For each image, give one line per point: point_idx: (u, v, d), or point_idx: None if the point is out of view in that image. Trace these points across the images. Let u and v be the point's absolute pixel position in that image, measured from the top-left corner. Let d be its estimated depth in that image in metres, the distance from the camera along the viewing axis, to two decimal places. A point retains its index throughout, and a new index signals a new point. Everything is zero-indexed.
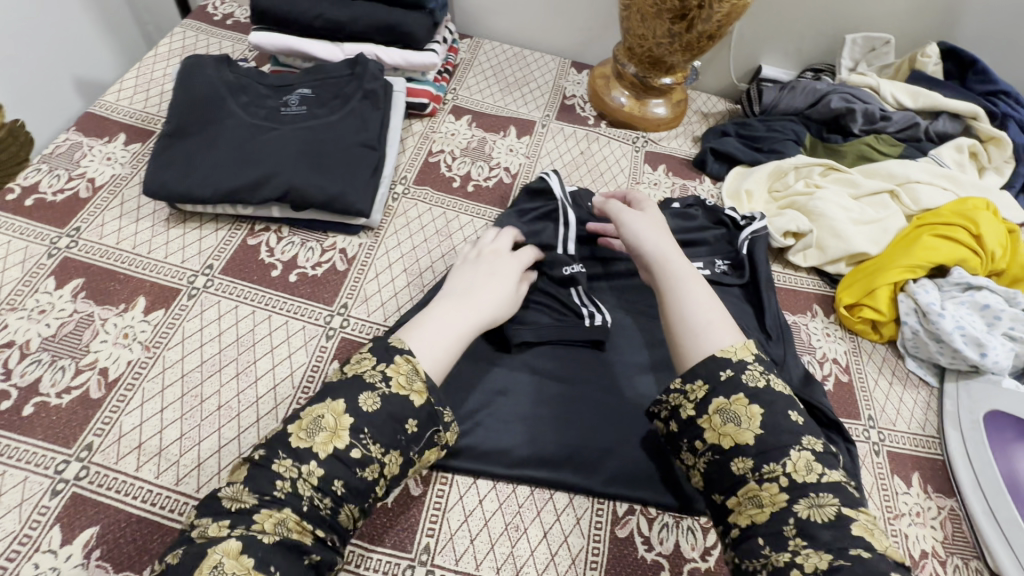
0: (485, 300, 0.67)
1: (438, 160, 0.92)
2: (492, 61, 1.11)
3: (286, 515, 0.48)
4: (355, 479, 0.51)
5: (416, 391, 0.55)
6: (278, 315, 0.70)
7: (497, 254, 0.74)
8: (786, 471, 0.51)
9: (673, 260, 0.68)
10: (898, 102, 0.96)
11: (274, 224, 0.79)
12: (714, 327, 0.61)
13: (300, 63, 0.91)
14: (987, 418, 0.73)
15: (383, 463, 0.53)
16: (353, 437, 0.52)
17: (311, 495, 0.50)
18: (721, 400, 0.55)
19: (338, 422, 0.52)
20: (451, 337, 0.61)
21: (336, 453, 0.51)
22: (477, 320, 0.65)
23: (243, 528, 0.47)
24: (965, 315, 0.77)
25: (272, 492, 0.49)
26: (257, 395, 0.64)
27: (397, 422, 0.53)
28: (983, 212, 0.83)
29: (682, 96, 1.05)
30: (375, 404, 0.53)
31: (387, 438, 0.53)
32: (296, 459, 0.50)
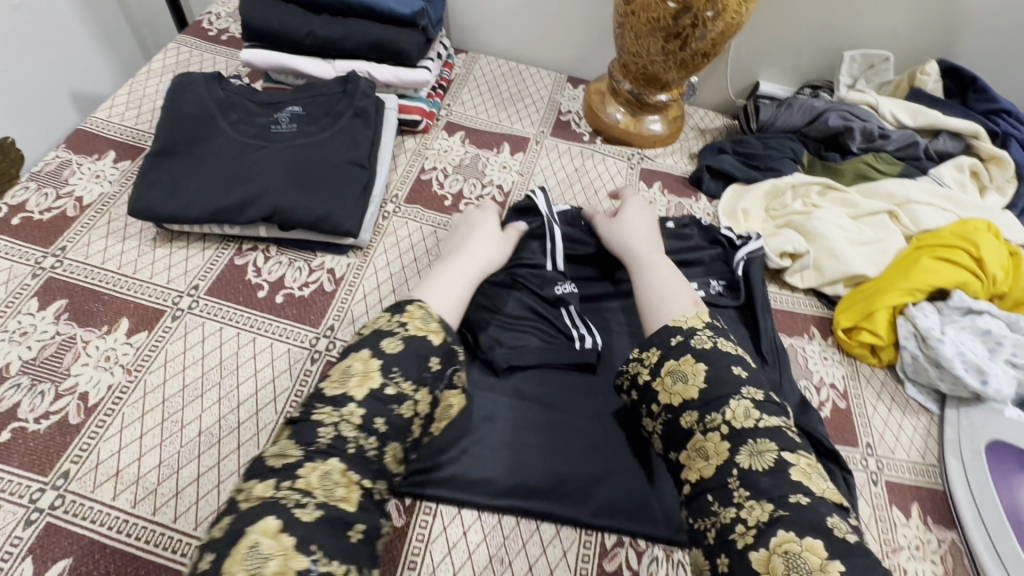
0: (475, 251, 0.74)
1: (430, 177, 0.91)
2: (487, 76, 1.10)
3: (332, 467, 0.50)
4: (395, 416, 0.54)
5: (433, 331, 0.59)
6: (263, 337, 0.69)
7: (471, 214, 0.82)
8: (726, 420, 0.55)
9: (643, 248, 0.77)
10: (898, 120, 0.94)
11: (262, 244, 0.78)
12: (673, 301, 0.68)
13: (292, 80, 0.91)
14: (989, 447, 0.71)
15: (416, 400, 0.56)
16: (385, 376, 0.55)
17: (355, 436, 0.52)
18: (671, 362, 0.60)
19: (367, 366, 0.55)
20: (457, 286, 0.69)
21: (374, 393, 0.54)
22: (472, 269, 0.72)
23: (289, 482, 0.48)
24: (966, 341, 0.75)
25: (316, 443, 0.51)
26: (239, 421, 0.63)
27: (422, 359, 0.57)
28: (985, 234, 0.81)
29: (678, 112, 1.04)
30: (398, 347, 0.57)
31: (415, 375, 0.56)
32: (335, 407, 0.53)
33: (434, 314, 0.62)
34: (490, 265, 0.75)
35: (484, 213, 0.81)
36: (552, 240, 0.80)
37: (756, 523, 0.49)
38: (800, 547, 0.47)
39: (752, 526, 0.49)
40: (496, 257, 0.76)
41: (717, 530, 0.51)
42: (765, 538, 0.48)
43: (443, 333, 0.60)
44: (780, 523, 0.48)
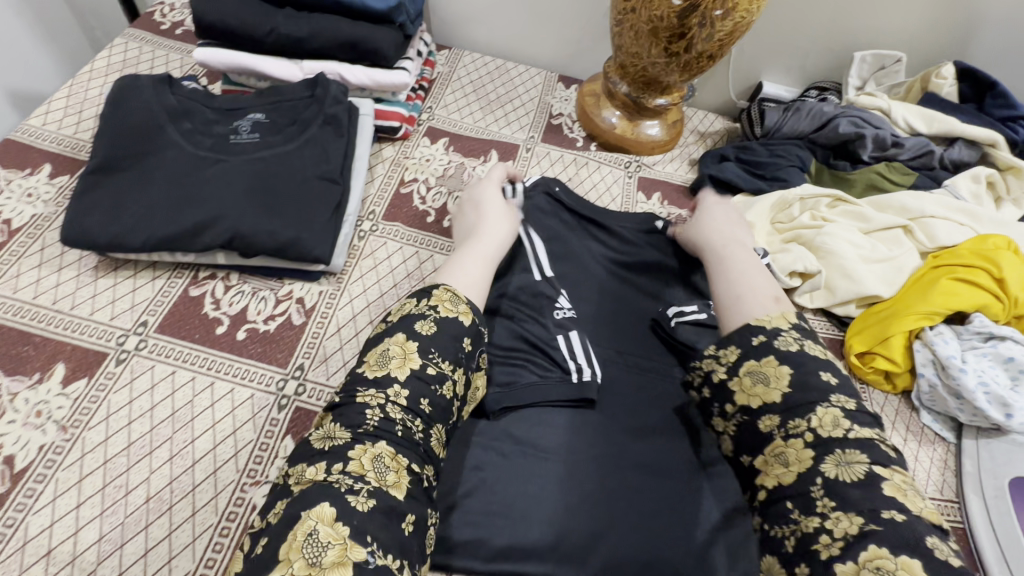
0: (490, 231, 0.73)
1: (411, 190, 0.83)
2: (471, 75, 1.02)
3: (382, 450, 0.47)
4: (437, 397, 0.51)
5: (463, 312, 0.57)
6: (223, 382, 0.62)
7: (473, 191, 0.79)
8: (812, 427, 0.48)
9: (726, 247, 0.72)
10: (910, 127, 0.89)
11: (221, 271, 0.69)
12: (751, 297, 0.62)
13: (254, 82, 0.82)
14: (1011, 484, 0.67)
15: (455, 380, 0.53)
16: (424, 357, 0.52)
17: (402, 419, 0.49)
18: (753, 362, 0.53)
19: (405, 347, 0.52)
20: (474, 264, 0.67)
21: (415, 372, 0.51)
22: (488, 247, 0.70)
23: (340, 467, 0.45)
24: (988, 370, 0.70)
25: (363, 425, 0.47)
26: (194, 483, 0.55)
27: (457, 340, 0.54)
28: (1006, 252, 0.76)
29: (677, 116, 0.97)
30: (432, 329, 0.54)
31: (452, 355, 0.53)
32: (379, 388, 0.50)
33: (463, 296, 0.59)
34: (504, 240, 0.73)
35: (487, 186, 0.78)
36: (536, 257, 0.76)
37: (843, 535, 0.42)
38: (895, 566, 0.39)
39: (839, 538, 0.43)
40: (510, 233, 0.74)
41: (797, 539, 0.45)
42: (854, 551, 0.42)
43: (472, 314, 0.57)
44: (871, 538, 0.41)
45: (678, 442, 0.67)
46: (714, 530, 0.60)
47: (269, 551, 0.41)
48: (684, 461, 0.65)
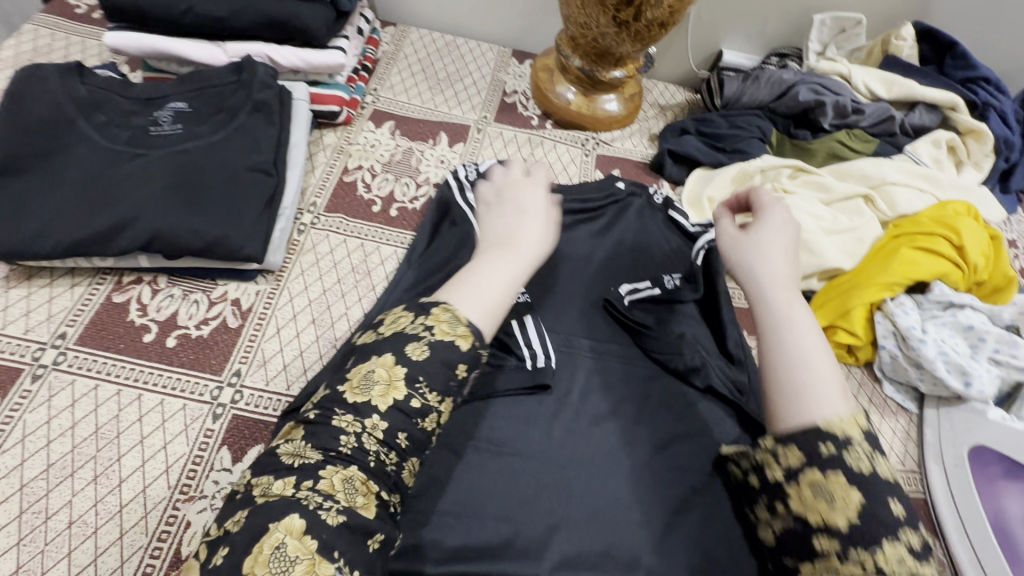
0: (525, 240, 0.56)
1: (354, 179, 0.79)
2: (419, 53, 0.97)
3: (355, 472, 0.41)
4: (417, 430, 0.44)
5: (462, 335, 0.46)
6: (151, 394, 0.58)
7: (516, 186, 0.61)
8: (877, 562, 0.39)
9: (796, 302, 0.52)
10: (871, 92, 0.86)
11: (148, 274, 0.65)
12: (826, 390, 0.46)
13: (176, 68, 0.76)
14: (971, 452, 0.66)
15: (440, 413, 0.45)
16: (410, 387, 0.44)
17: (377, 451, 0.42)
18: (816, 473, 0.42)
19: (391, 372, 0.44)
20: (503, 281, 0.51)
21: (398, 405, 0.43)
22: (522, 262, 0.54)
23: (308, 484, 0.40)
24: (947, 338, 0.69)
25: (336, 448, 0.41)
26: (121, 503, 0.52)
27: (451, 368, 0.45)
28: (965, 217, 0.75)
29: (635, 89, 0.94)
30: (424, 353, 0.45)
31: (443, 386, 0.45)
32: (356, 415, 0.42)
33: (462, 316, 0.48)
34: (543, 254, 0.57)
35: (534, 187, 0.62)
36: None
37: None
38: None
39: None
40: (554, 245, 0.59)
41: None
42: None
43: (473, 338, 0.47)
44: None
45: (637, 428, 0.65)
46: (673, 516, 0.59)
47: (229, 561, 0.37)
48: (643, 447, 0.64)
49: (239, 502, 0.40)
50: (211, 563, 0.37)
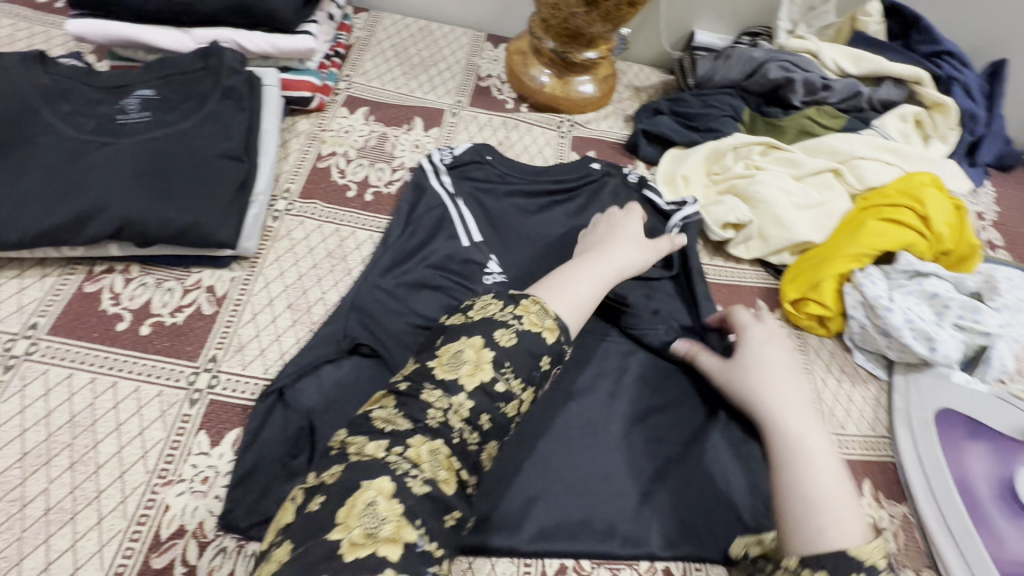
0: (615, 254, 0.67)
1: (329, 164, 0.79)
2: (392, 39, 0.96)
3: (439, 446, 0.45)
4: (499, 414, 0.49)
5: (548, 328, 0.53)
6: (127, 381, 0.58)
7: (615, 214, 0.74)
8: None
9: (802, 431, 0.55)
10: (840, 69, 0.87)
11: (120, 263, 0.65)
12: (843, 517, 0.48)
13: (143, 56, 0.75)
14: (937, 414, 0.68)
15: (521, 399, 0.50)
16: (496, 370, 0.49)
17: (461, 428, 0.47)
18: None
19: (479, 354, 0.49)
20: (589, 286, 0.61)
21: (483, 386, 0.48)
22: (602, 267, 0.64)
23: (398, 450, 0.44)
24: (914, 306, 0.71)
25: (426, 420, 0.46)
26: (99, 489, 0.52)
27: (534, 359, 0.51)
28: (930, 188, 0.77)
29: (609, 71, 0.95)
30: (511, 340, 0.50)
31: (526, 373, 0.50)
32: (445, 391, 0.47)
33: (550, 311, 0.55)
34: (624, 268, 0.67)
35: (630, 217, 0.72)
36: (464, 224, 0.75)
37: None
38: None
39: None
40: (637, 263, 0.69)
41: None
42: None
43: (558, 332, 0.53)
44: None
45: (613, 402, 0.67)
46: (648, 485, 0.62)
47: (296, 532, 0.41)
48: (619, 421, 0.65)
49: (334, 458, 0.45)
50: (308, 508, 0.42)
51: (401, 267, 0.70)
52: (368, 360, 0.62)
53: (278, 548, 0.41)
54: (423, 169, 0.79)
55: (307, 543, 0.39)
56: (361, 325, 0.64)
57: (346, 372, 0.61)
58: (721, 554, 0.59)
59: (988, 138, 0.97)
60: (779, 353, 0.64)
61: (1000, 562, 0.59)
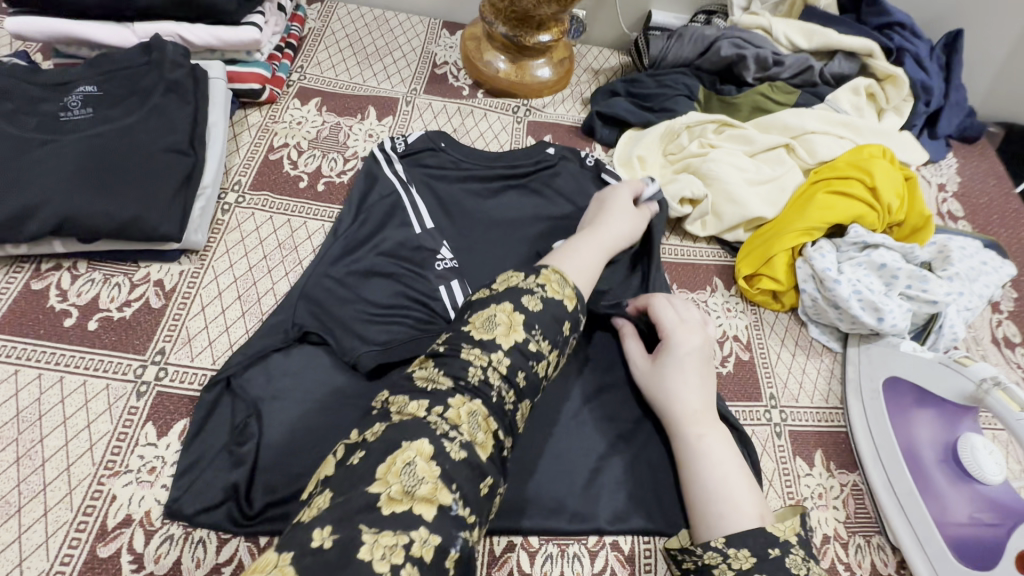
0: (612, 226, 0.69)
1: (280, 156, 0.78)
2: (346, 29, 0.96)
3: (477, 407, 0.46)
4: (533, 372, 0.50)
5: (568, 296, 0.55)
6: (73, 375, 0.58)
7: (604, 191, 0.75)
8: None
9: (699, 434, 0.58)
10: (792, 43, 0.89)
11: (67, 260, 0.65)
12: (734, 508, 0.52)
13: (87, 52, 0.75)
14: (885, 383, 0.69)
15: (550, 361, 0.52)
16: (528, 331, 0.51)
17: (499, 387, 0.48)
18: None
19: (511, 318, 0.51)
20: (594, 257, 0.64)
21: (518, 346, 0.50)
22: (606, 238, 0.67)
23: (438, 410, 0.44)
24: (863, 278, 0.72)
25: (466, 378, 0.47)
26: (45, 482, 0.53)
27: (558, 322, 0.53)
28: (878, 160, 0.79)
29: (565, 54, 0.95)
30: (538, 305, 0.53)
31: (553, 336, 0.52)
32: (482, 349, 0.49)
33: (568, 280, 0.57)
34: (625, 240, 0.70)
35: (619, 188, 0.74)
36: (416, 211, 0.74)
37: None
38: None
39: None
40: (631, 234, 0.71)
41: None
42: None
43: (576, 300, 0.56)
44: None
45: (565, 381, 0.67)
46: (598, 462, 0.62)
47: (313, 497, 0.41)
48: (570, 400, 0.66)
49: (376, 417, 0.45)
50: (350, 463, 0.42)
51: (351, 255, 0.70)
52: (316, 347, 0.63)
53: (317, 495, 0.41)
54: (375, 158, 0.78)
55: (345, 494, 0.40)
56: (310, 313, 0.65)
57: (295, 359, 0.62)
58: (667, 526, 0.60)
59: (946, 109, 0.98)
60: (688, 342, 0.63)
61: (945, 527, 0.60)
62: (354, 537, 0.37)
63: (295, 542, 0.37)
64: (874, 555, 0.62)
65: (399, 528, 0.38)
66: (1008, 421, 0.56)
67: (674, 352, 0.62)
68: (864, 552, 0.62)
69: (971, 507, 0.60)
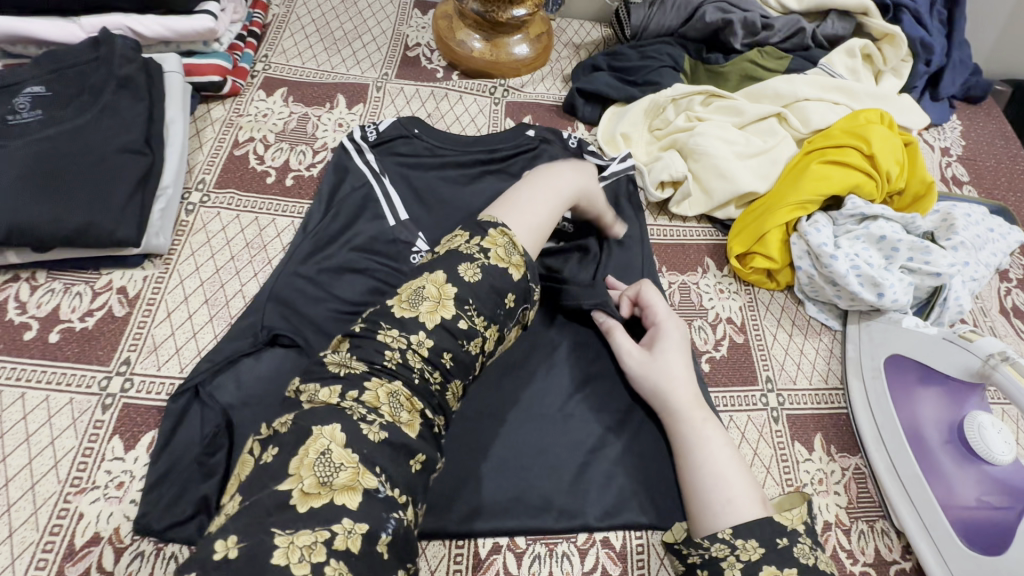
0: (572, 178, 0.63)
1: (246, 151, 0.75)
2: (313, 13, 0.91)
3: (398, 388, 0.43)
4: (462, 352, 0.46)
5: (515, 264, 0.50)
6: (36, 391, 0.56)
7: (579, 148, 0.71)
8: None
9: (701, 419, 0.56)
10: (783, 6, 0.85)
11: (25, 271, 0.62)
12: (742, 494, 0.50)
13: (34, 50, 0.71)
14: (888, 362, 0.65)
15: (485, 337, 0.48)
16: (458, 307, 0.46)
17: (422, 368, 0.44)
18: (773, 570, 0.45)
19: (441, 290, 0.47)
20: (545, 212, 0.58)
21: (444, 323, 0.46)
22: (566, 193, 0.62)
23: (354, 395, 0.42)
24: (861, 252, 0.69)
25: (382, 361, 0.43)
26: (10, 502, 0.51)
27: (499, 295, 0.48)
28: (875, 126, 0.75)
29: (542, 29, 0.90)
30: (475, 275, 0.48)
31: (490, 311, 0.47)
32: (402, 330, 0.45)
33: (519, 246, 0.52)
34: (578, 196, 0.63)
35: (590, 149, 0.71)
36: (388, 201, 0.70)
37: None
38: None
39: None
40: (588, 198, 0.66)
41: None
42: None
43: (523, 270, 0.50)
44: None
45: (549, 373, 0.63)
46: (587, 456, 0.59)
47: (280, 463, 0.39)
48: (555, 392, 0.63)
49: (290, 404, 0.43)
50: (263, 459, 0.40)
51: (322, 252, 0.65)
52: (288, 350, 0.59)
53: (229, 501, 0.39)
54: (345, 149, 0.74)
55: (255, 495, 0.38)
56: (279, 314, 0.61)
57: (265, 364, 0.58)
58: (659, 520, 0.57)
59: (949, 68, 0.92)
60: (681, 334, 0.62)
61: (952, 510, 0.57)
62: (264, 543, 0.35)
63: (197, 559, 0.35)
64: (879, 541, 0.59)
65: (317, 524, 0.36)
66: (1014, 395, 0.53)
67: (667, 344, 0.60)
68: (868, 538, 0.59)
69: (979, 489, 0.57)
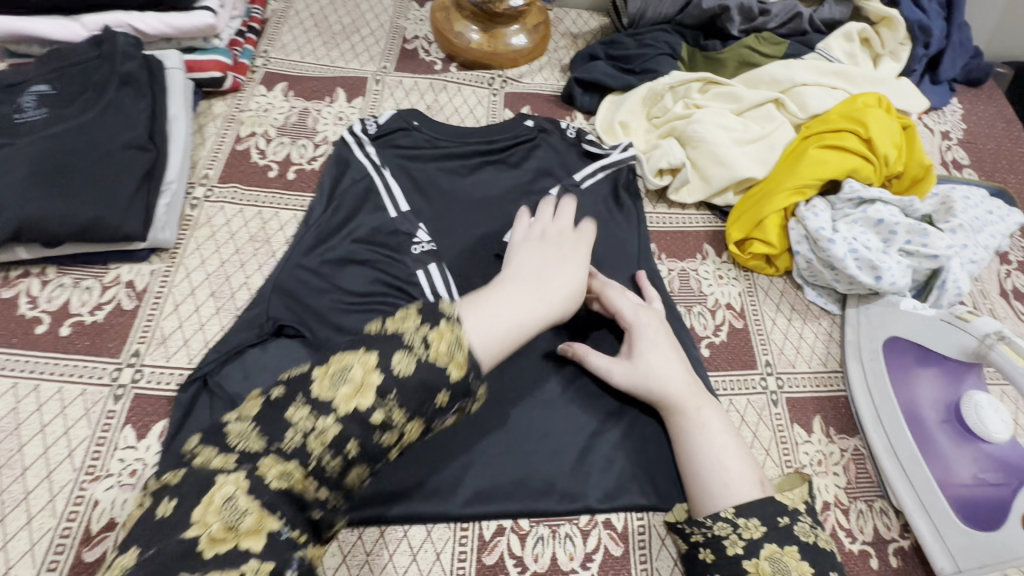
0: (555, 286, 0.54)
1: (248, 146, 0.76)
2: (311, 8, 0.92)
3: (294, 469, 0.37)
4: (371, 442, 0.39)
5: (457, 362, 0.41)
6: (48, 383, 0.58)
7: (566, 236, 0.62)
8: None
9: (697, 406, 0.56)
10: None
11: (35, 267, 0.64)
12: (741, 475, 0.51)
13: (38, 50, 0.72)
14: (886, 344, 0.66)
15: (404, 434, 0.40)
16: (378, 399, 0.39)
17: (321, 453, 0.38)
18: (774, 545, 0.46)
19: (367, 376, 0.39)
20: (510, 321, 0.48)
21: (356, 412, 0.38)
22: (547, 301, 0.53)
23: (246, 467, 0.37)
24: (859, 236, 0.69)
25: (284, 439, 0.38)
26: (26, 491, 0.52)
27: (429, 391, 0.40)
28: (873, 110, 0.75)
29: (540, 19, 0.90)
30: (406, 370, 0.39)
31: (413, 406, 0.39)
32: (313, 409, 0.38)
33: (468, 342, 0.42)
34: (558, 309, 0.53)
35: (579, 244, 0.61)
36: (389, 192, 0.71)
37: None
38: None
39: None
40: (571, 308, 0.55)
41: None
42: None
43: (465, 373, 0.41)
44: None
45: (550, 360, 0.64)
46: (588, 440, 0.60)
47: None
48: (557, 378, 0.63)
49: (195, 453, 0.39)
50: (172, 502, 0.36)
51: (325, 244, 0.66)
52: (292, 340, 0.60)
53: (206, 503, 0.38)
54: (345, 142, 0.74)
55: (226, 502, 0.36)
56: (284, 305, 0.62)
57: (271, 354, 0.59)
58: (661, 501, 0.58)
59: (949, 51, 0.92)
60: (664, 331, 0.62)
61: (949, 488, 0.58)
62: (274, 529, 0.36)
63: None
64: (878, 520, 0.60)
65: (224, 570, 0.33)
66: (1011, 374, 0.53)
67: (650, 342, 0.60)
68: (867, 517, 0.60)
69: (975, 467, 0.58)
